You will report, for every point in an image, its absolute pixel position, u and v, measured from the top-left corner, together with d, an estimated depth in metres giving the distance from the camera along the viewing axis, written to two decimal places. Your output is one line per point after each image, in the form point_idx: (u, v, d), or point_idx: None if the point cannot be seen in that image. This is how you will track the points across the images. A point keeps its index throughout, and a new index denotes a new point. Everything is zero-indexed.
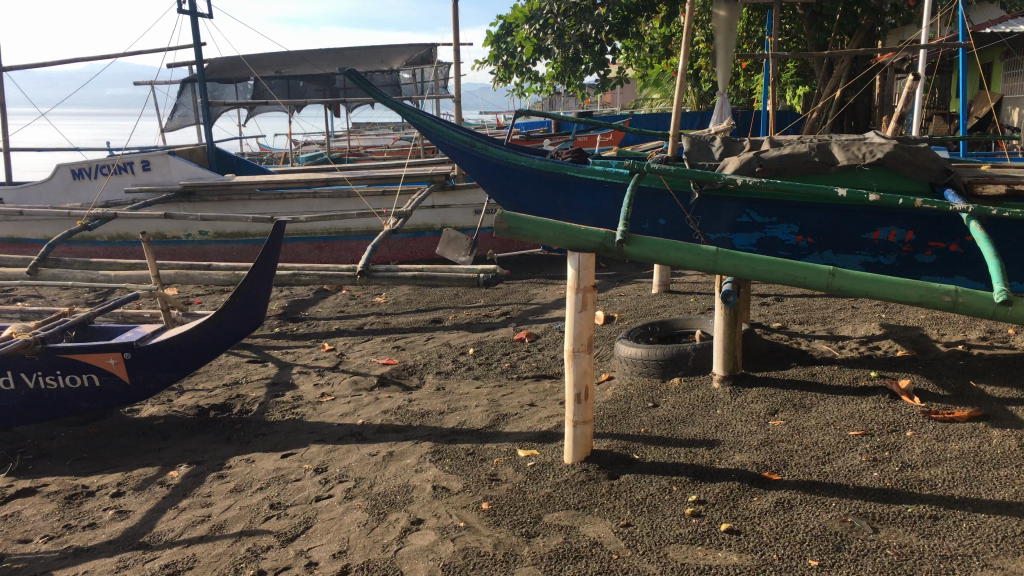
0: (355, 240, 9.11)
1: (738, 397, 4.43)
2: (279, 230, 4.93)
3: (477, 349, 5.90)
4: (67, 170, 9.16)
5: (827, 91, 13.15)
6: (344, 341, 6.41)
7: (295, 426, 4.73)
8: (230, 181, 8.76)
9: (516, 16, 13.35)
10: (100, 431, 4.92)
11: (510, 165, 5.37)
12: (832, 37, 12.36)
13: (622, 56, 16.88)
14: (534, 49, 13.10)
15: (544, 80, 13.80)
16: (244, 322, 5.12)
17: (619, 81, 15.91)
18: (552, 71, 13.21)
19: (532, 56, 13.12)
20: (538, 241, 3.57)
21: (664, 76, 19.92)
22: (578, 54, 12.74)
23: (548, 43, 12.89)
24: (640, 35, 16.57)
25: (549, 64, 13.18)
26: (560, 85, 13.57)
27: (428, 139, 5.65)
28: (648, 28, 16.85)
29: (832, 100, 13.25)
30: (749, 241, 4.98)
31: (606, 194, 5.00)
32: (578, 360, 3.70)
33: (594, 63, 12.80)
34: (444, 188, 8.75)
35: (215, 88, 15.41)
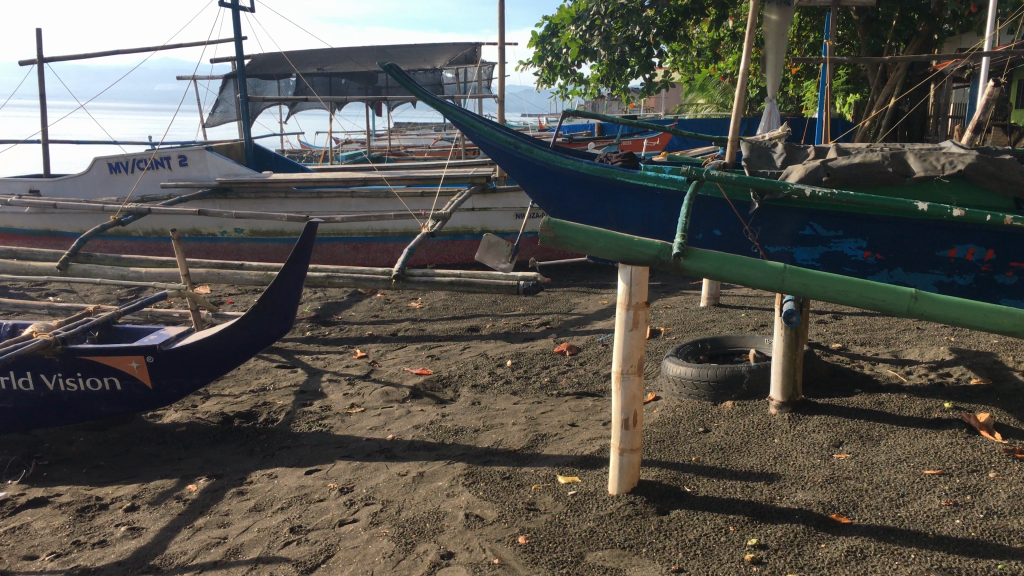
0: (392, 241, 8.88)
1: (797, 426, 4.09)
2: (310, 231, 4.67)
3: (516, 361, 5.60)
4: (104, 164, 9.04)
5: (880, 100, 12.67)
6: (377, 348, 6.15)
7: (322, 439, 4.48)
8: (267, 178, 8.57)
9: (562, 17, 13.02)
10: (120, 437, 4.71)
11: (556, 168, 5.06)
12: (888, 43, 11.88)
13: (669, 59, 16.51)
14: (579, 50, 12.74)
15: (588, 82, 13.48)
16: (272, 328, 4.85)
17: (665, 85, 15.53)
18: (597, 73, 12.88)
19: (577, 57, 12.78)
20: (586, 251, 3.27)
21: (711, 81, 19.49)
22: (624, 56, 12.41)
23: (593, 45, 12.55)
24: (688, 39, 16.18)
25: (593, 67, 12.85)
26: (605, 87, 13.24)
27: (470, 139, 5.36)
28: (696, 32, 16.46)
29: (885, 109, 12.77)
30: (811, 256, 4.63)
31: (657, 202, 4.69)
32: (627, 383, 3.39)
33: (640, 66, 12.46)
34: (484, 191, 8.48)
35: (257, 85, 15.31)
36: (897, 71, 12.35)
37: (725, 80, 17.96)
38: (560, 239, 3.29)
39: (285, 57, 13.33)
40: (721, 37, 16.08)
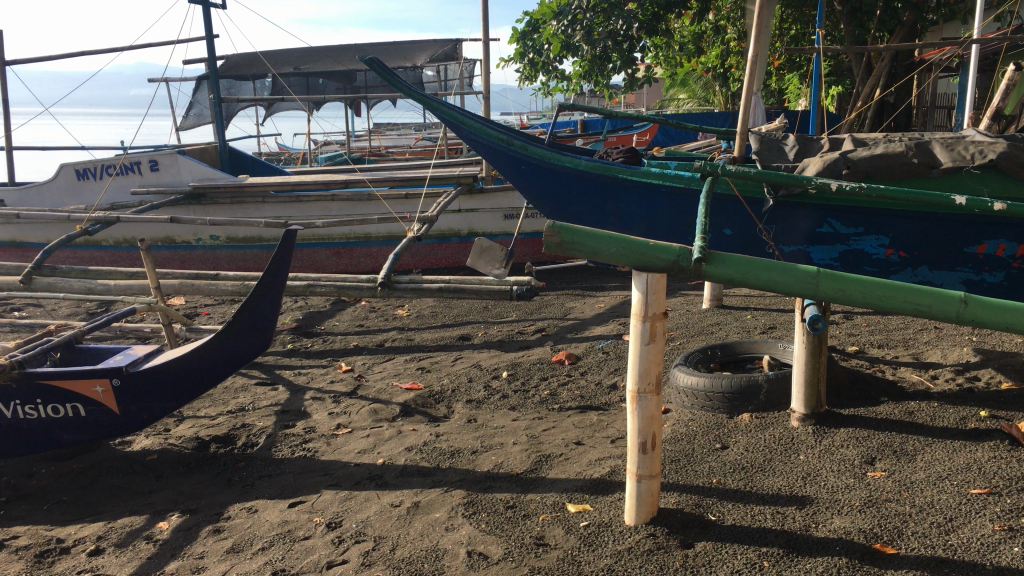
0: (375, 246, 8.52)
1: (822, 440, 3.77)
2: (289, 238, 4.30)
3: (512, 372, 5.26)
4: (71, 170, 8.63)
5: (865, 91, 12.42)
6: (363, 361, 5.79)
7: (306, 466, 4.12)
8: (243, 183, 8.18)
9: (542, 12, 12.63)
10: (86, 468, 4.33)
11: (552, 166, 4.72)
12: (873, 34, 11.63)
13: (651, 54, 16.23)
14: (561, 46, 12.37)
15: (571, 79, 13.15)
16: (249, 344, 4.52)
17: (648, 80, 15.23)
18: (579, 69, 12.55)
19: (559, 54, 12.44)
20: (597, 258, 2.95)
21: (692, 76, 19.23)
22: (607, 51, 12.12)
23: (576, 40, 12.20)
24: (670, 33, 15.90)
25: (576, 63, 12.51)
26: (588, 83, 12.92)
27: (459, 136, 4.99)
28: (678, 26, 16.18)
29: (871, 101, 12.52)
30: (829, 255, 4.31)
31: (662, 200, 4.37)
32: (643, 403, 3.06)
33: (623, 62, 12.16)
34: (471, 191, 8.14)
35: (231, 87, 14.86)
36: (884, 61, 12.09)
37: (708, 74, 17.67)
38: (566, 245, 2.96)
39: (260, 57, 12.91)
40: (705, 30, 15.80)
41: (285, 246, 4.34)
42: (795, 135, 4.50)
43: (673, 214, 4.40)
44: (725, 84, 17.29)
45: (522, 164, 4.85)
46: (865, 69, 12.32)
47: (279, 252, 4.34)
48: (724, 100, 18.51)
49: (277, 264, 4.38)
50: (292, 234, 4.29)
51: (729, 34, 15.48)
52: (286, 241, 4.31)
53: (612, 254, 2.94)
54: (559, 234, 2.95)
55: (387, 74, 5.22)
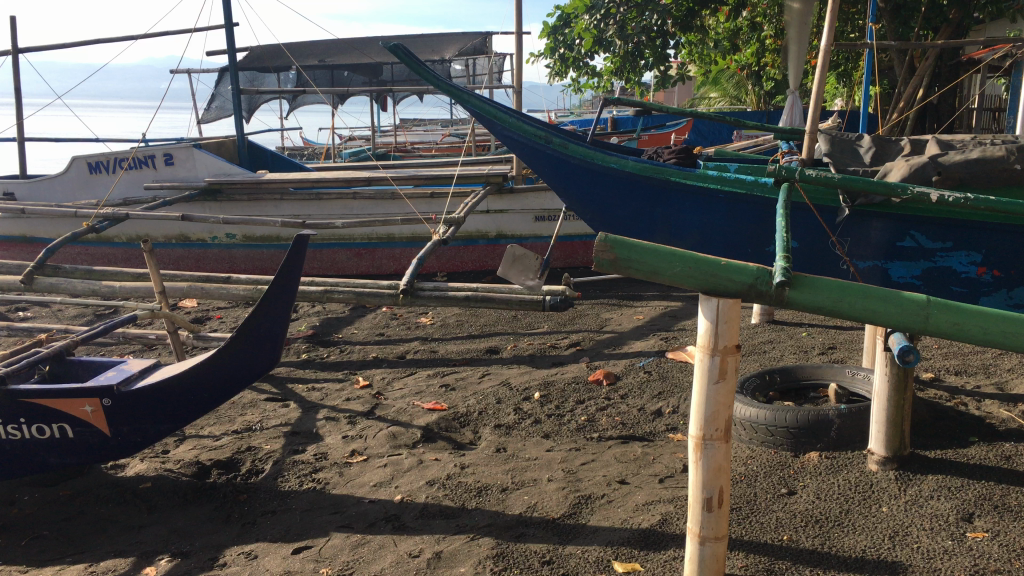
0: (399, 247, 8.07)
1: (908, 490, 3.26)
2: (299, 243, 3.86)
3: (544, 393, 4.77)
4: (82, 163, 8.27)
5: (907, 92, 11.82)
6: (381, 375, 5.33)
7: (315, 500, 3.67)
8: (260, 179, 7.75)
9: (574, 6, 12.15)
10: (74, 496, 3.91)
11: (594, 167, 4.20)
12: (917, 32, 11.03)
13: (684, 51, 15.70)
14: (593, 41, 11.91)
15: (603, 75, 12.67)
16: (255, 362, 4.03)
17: (682, 79, 14.70)
18: (610, 66, 12.07)
19: (590, 49, 11.97)
20: (655, 280, 2.50)
21: (726, 74, 18.66)
22: (640, 47, 11.63)
23: (608, 36, 11.74)
24: (705, 30, 15.36)
25: (607, 59, 12.03)
26: (619, 80, 12.43)
27: (490, 132, 4.45)
28: (713, 22, 15.64)
29: (913, 102, 11.91)
30: (909, 273, 3.80)
31: (718, 207, 3.92)
32: (710, 452, 2.57)
33: (655, 59, 11.66)
34: (501, 191, 7.68)
35: (253, 80, 14.51)
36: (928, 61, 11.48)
37: (743, 72, 17.12)
38: (620, 263, 2.50)
39: (282, 48, 12.52)
40: (741, 27, 15.25)
41: (295, 252, 3.88)
42: (871, 137, 3.99)
43: (730, 222, 3.94)
44: (760, 83, 16.73)
45: (559, 165, 4.32)
46: (907, 67, 11.73)
47: (288, 260, 3.88)
48: (757, 99, 17.92)
49: (286, 273, 3.92)
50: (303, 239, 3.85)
51: (766, 31, 14.93)
52: (297, 246, 3.86)
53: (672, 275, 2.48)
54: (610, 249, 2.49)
55: (414, 63, 4.71)
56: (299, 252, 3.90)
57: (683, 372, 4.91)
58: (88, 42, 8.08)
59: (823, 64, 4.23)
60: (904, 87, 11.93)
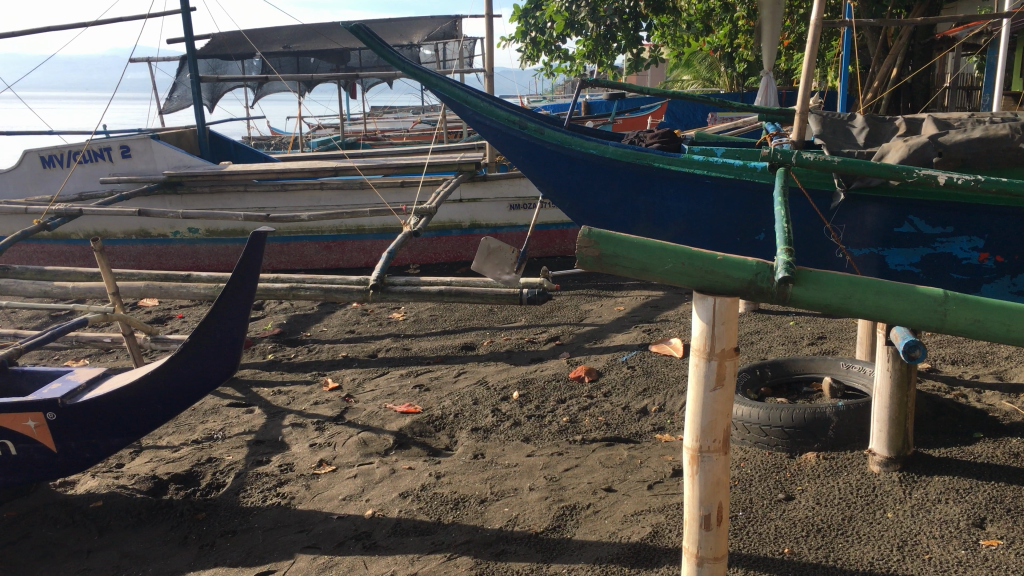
0: (369, 239, 7.79)
1: (914, 493, 3.06)
2: (256, 241, 3.52)
3: (524, 393, 4.53)
4: (35, 157, 7.89)
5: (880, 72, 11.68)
6: (352, 376, 5.07)
7: (280, 518, 3.40)
8: (222, 170, 7.42)
9: None
10: (18, 518, 3.62)
11: (572, 152, 3.95)
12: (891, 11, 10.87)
13: (656, 33, 15.48)
14: (565, 24, 11.66)
15: (575, 58, 12.41)
16: (212, 371, 3.71)
17: (654, 62, 14.48)
18: (582, 49, 11.85)
19: (562, 32, 11.62)
20: (646, 276, 2.26)
21: (698, 56, 18.47)
22: (612, 30, 11.39)
23: (581, 18, 11.49)
24: (677, 11, 15.14)
25: (579, 42, 11.73)
26: (592, 64, 12.20)
27: (461, 117, 4.17)
28: (685, 4, 15.44)
29: (887, 82, 11.77)
30: (908, 260, 3.60)
31: (705, 193, 3.69)
32: (707, 465, 2.34)
33: (628, 42, 11.45)
34: (473, 179, 7.41)
35: (216, 68, 14.09)
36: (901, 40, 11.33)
37: (717, 53, 16.92)
38: (606, 258, 2.26)
39: (245, 34, 12.12)
40: (713, 8, 15.06)
41: (251, 251, 3.55)
42: (865, 116, 3.77)
43: (717, 208, 3.72)
44: (734, 65, 16.55)
45: (533, 151, 4.06)
46: (882, 46, 11.57)
47: (244, 260, 3.55)
48: (730, 81, 17.74)
49: (242, 273, 3.58)
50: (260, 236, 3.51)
51: (739, 12, 14.73)
52: (253, 245, 3.52)
53: (664, 272, 2.25)
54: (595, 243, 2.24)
55: (378, 44, 4.40)
56: (257, 251, 3.57)
57: (668, 367, 4.69)
58: (37, 29, 7.69)
59: (816, 38, 3.99)
60: (879, 66, 11.76)
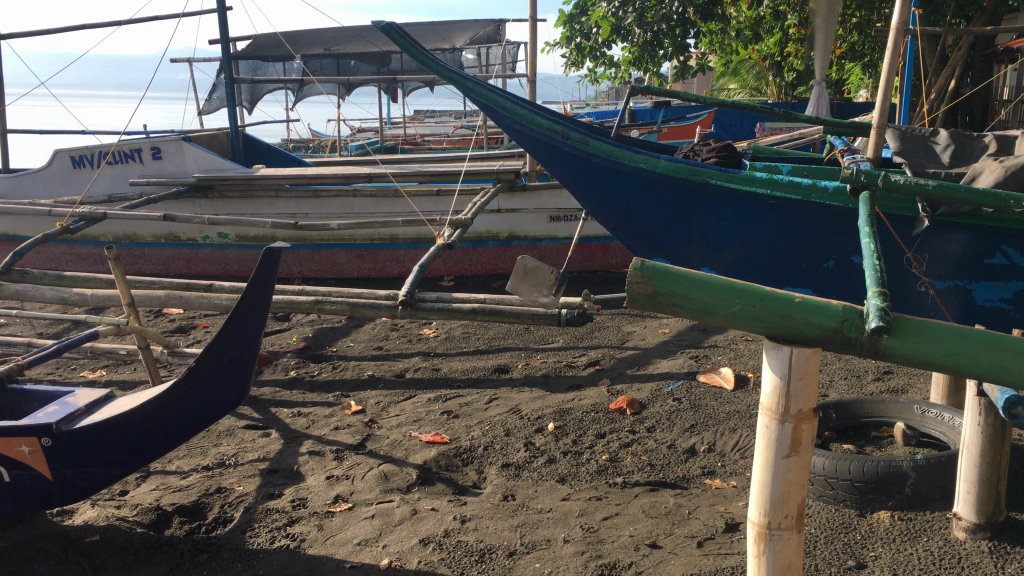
0: (403, 248, 7.50)
1: (1008, 569, 2.67)
2: (270, 257, 3.29)
3: (560, 424, 4.18)
4: (66, 157, 7.72)
5: (938, 84, 11.15)
6: (377, 398, 4.76)
7: (287, 564, 3.08)
8: (253, 175, 7.18)
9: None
10: (9, 551, 3.34)
11: (619, 167, 3.58)
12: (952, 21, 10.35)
13: (704, 41, 15.08)
14: (611, 30, 11.34)
15: (620, 65, 12.08)
16: (220, 395, 3.49)
17: (701, 70, 14.10)
18: (628, 56, 11.58)
19: (608, 38, 11.41)
20: (708, 318, 1.94)
21: (745, 65, 18.03)
22: (658, 37, 11.00)
23: (627, 24, 11.16)
24: (726, 18, 14.74)
25: (625, 48, 11.49)
26: (637, 70, 11.89)
27: (499, 125, 3.81)
28: (734, 11, 15.03)
29: (944, 95, 11.25)
30: (998, 295, 3.19)
31: (766, 215, 3.32)
32: (777, 545, 1.98)
33: (674, 49, 11.08)
34: (512, 189, 7.09)
35: (257, 69, 13.98)
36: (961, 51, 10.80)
37: (765, 62, 16.47)
38: (663, 296, 1.94)
39: (286, 36, 11.96)
40: (763, 16, 14.64)
41: (265, 267, 3.31)
42: (951, 132, 3.38)
43: (782, 232, 3.34)
44: (783, 74, 16.12)
45: (578, 163, 3.67)
46: (940, 57, 11.04)
47: (257, 277, 3.31)
48: (778, 90, 17.25)
49: (255, 292, 3.36)
50: (273, 252, 3.28)
51: (790, 19, 14.31)
52: (266, 262, 3.30)
53: (728, 316, 1.92)
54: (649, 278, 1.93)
55: (413, 45, 4.02)
56: (271, 267, 3.34)
57: (718, 401, 4.30)
58: (71, 27, 7.52)
59: (897, 25, 3.45)
60: (937, 78, 11.24)
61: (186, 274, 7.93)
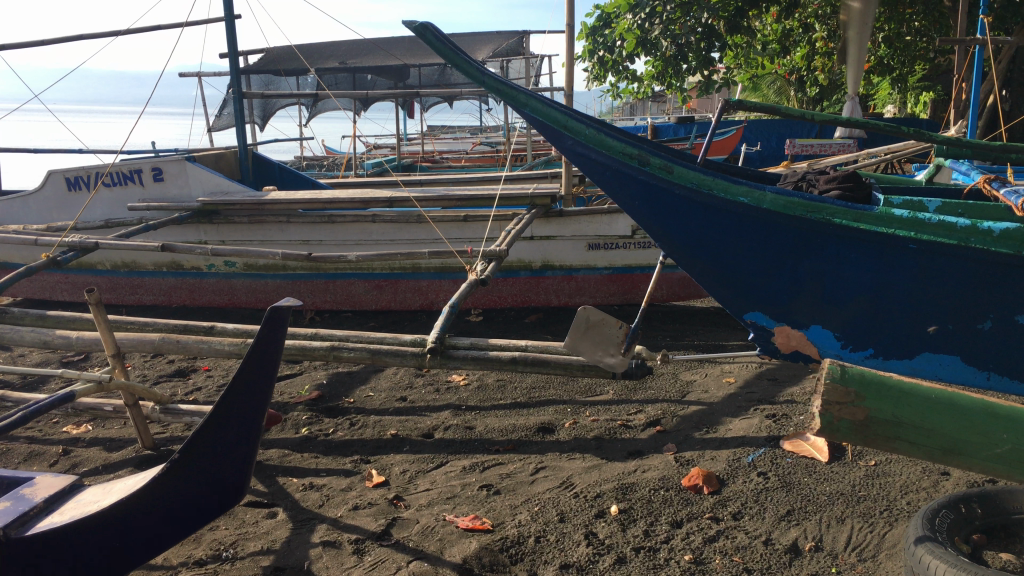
0: (425, 279, 6.83)
1: None
2: (272, 321, 2.65)
3: (625, 507, 3.47)
4: (60, 178, 7.09)
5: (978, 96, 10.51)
6: (402, 465, 4.06)
7: None
8: (263, 199, 6.53)
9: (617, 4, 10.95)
10: None
11: (720, 203, 3.12)
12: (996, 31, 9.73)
13: (728, 55, 14.50)
14: (635, 43, 10.70)
15: (642, 79, 11.41)
16: (211, 491, 2.84)
17: (726, 85, 13.50)
18: (651, 70, 10.94)
19: (632, 51, 10.68)
20: (952, 455, 2.26)
21: (768, 80, 17.42)
22: (682, 50, 10.44)
23: (654, 36, 10.54)
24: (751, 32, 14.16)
25: (648, 62, 10.84)
26: (662, 85, 11.26)
27: (563, 148, 3.26)
28: (760, 24, 14.43)
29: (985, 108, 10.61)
30: None
31: (905, 262, 2.98)
32: None
33: (698, 63, 10.51)
34: (547, 214, 6.40)
35: (269, 84, 13.41)
36: (1004, 62, 10.19)
37: (791, 75, 15.84)
38: (868, 419, 2.25)
39: (298, 48, 11.36)
40: (790, 28, 14.06)
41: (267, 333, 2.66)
42: None
43: (921, 282, 3.02)
44: (808, 89, 15.51)
45: (666, 199, 3.20)
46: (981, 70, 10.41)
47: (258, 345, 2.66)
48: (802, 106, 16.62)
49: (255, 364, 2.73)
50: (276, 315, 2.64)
51: (818, 31, 13.70)
52: (269, 327, 2.65)
53: (978, 452, 2.23)
54: (852, 401, 2.23)
55: (451, 51, 3.24)
56: (275, 333, 2.70)
57: (814, 479, 3.59)
58: (65, 38, 6.91)
59: None
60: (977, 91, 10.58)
61: (189, 304, 7.30)
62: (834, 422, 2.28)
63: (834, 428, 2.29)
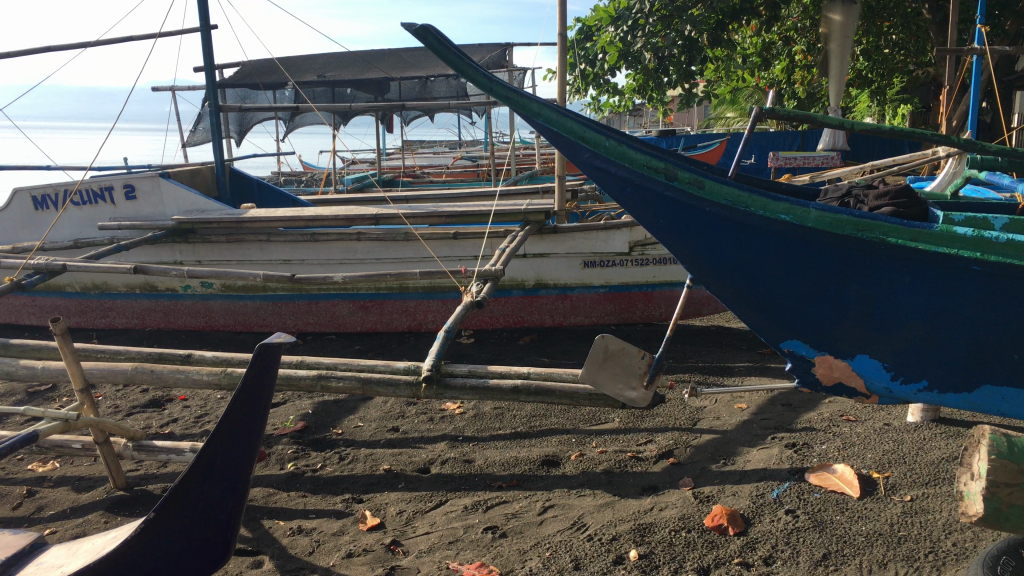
0: (413, 299, 6.54)
1: None
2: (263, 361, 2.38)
3: (646, 551, 3.18)
4: (26, 196, 6.73)
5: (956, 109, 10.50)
6: (398, 505, 3.74)
7: None
8: (242, 216, 6.22)
9: (600, 16, 10.79)
10: None
11: (754, 220, 2.73)
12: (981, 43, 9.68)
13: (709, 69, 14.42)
14: (619, 55, 10.53)
15: (623, 93, 11.24)
16: (188, 554, 2.55)
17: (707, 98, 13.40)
18: (633, 83, 10.78)
19: (614, 64, 10.51)
20: None
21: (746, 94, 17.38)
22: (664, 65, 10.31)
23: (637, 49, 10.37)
24: (732, 46, 14.08)
25: (631, 75, 10.67)
26: (644, 99, 11.08)
27: (573, 159, 2.87)
28: (741, 38, 14.36)
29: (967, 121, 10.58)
30: None
31: (969, 284, 2.62)
32: None
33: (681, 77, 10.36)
34: (540, 231, 6.13)
35: (245, 97, 13.09)
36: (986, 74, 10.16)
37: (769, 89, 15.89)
38: None
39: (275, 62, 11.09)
40: (770, 41, 13.99)
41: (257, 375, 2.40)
42: None
43: (987, 307, 2.65)
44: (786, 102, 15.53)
45: (686, 217, 2.81)
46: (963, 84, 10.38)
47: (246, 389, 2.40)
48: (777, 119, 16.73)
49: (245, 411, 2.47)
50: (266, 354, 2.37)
51: (800, 44, 13.64)
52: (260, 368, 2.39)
53: None
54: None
55: (453, 54, 2.93)
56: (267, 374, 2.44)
57: (848, 517, 3.32)
58: (32, 49, 6.57)
59: None
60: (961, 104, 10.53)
61: (163, 327, 6.95)
62: (1002, 509, 2.23)
63: (1003, 516, 2.23)
